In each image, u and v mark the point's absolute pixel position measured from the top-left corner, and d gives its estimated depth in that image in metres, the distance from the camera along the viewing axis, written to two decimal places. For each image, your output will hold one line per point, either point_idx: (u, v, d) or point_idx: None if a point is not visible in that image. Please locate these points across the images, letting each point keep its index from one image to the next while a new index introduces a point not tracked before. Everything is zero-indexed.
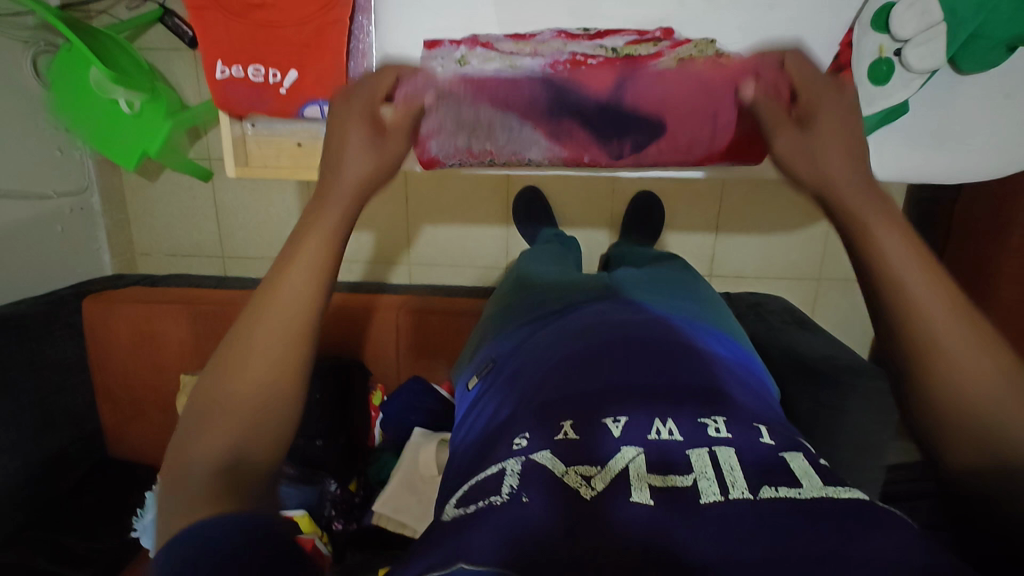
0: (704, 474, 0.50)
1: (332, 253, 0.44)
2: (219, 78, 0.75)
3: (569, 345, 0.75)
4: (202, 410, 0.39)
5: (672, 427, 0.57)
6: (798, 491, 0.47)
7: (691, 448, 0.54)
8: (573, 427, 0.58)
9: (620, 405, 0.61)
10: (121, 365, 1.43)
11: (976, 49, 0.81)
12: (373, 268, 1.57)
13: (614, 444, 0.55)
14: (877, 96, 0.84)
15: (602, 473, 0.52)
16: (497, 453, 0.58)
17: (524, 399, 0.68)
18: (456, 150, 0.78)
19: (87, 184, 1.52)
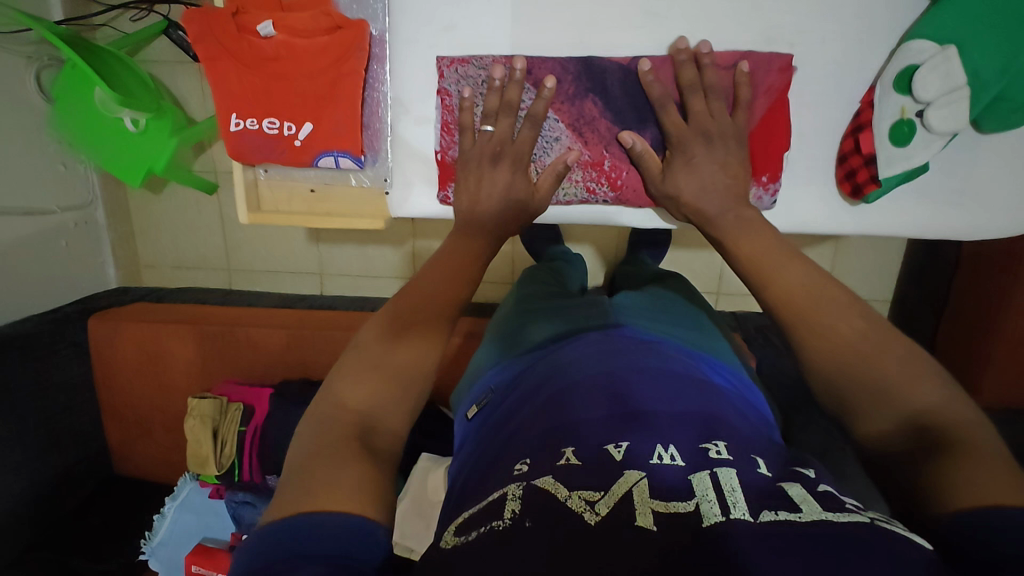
0: (706, 497, 0.46)
1: (470, 271, 0.64)
2: (233, 130, 0.74)
3: (572, 368, 0.70)
4: (360, 368, 0.54)
5: (673, 452, 0.53)
6: (800, 514, 0.44)
7: (693, 472, 0.50)
8: (575, 452, 0.54)
9: (623, 429, 0.57)
10: (127, 386, 1.45)
11: (999, 112, 0.66)
12: (376, 283, 1.57)
13: (617, 466, 0.51)
14: (897, 157, 0.68)
15: (605, 497, 0.47)
16: (496, 480, 0.54)
17: (522, 425, 0.62)
18: None
19: (92, 199, 1.53)
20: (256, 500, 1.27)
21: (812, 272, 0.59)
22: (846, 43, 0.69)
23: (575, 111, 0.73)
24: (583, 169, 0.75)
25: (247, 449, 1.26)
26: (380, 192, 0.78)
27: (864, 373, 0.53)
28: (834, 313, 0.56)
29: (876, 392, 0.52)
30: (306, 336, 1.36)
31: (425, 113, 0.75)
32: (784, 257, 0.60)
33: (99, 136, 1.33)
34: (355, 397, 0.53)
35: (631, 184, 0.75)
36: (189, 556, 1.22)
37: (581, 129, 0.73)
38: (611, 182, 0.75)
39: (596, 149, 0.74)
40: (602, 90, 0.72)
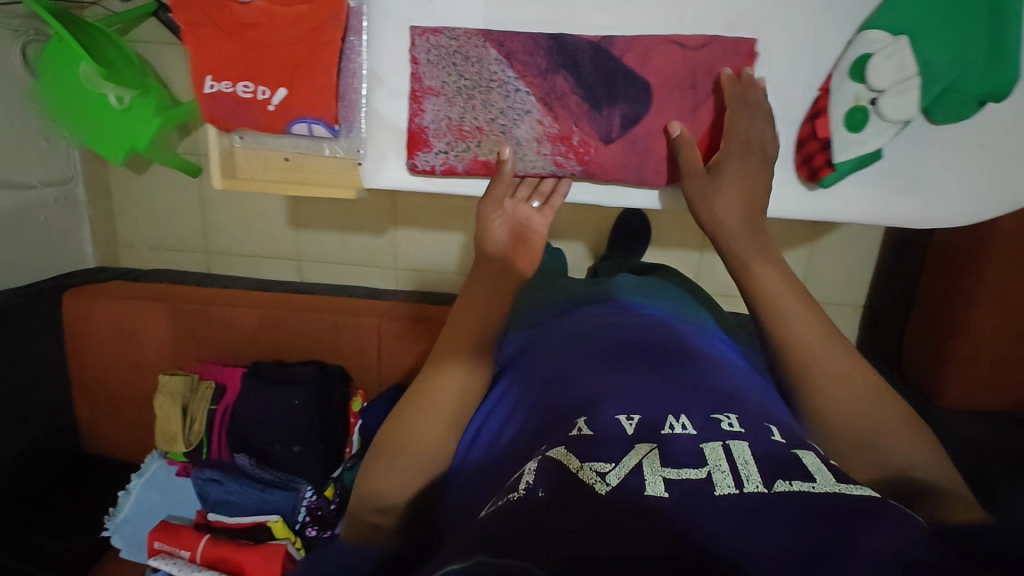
0: (719, 466, 0.45)
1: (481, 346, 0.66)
2: (208, 93, 0.75)
3: (570, 352, 0.70)
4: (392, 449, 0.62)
5: (685, 421, 0.52)
6: (812, 485, 0.42)
7: (704, 442, 0.48)
8: (588, 423, 0.53)
9: (638, 402, 0.56)
10: (100, 362, 1.44)
11: (951, 103, 0.65)
12: (355, 270, 1.58)
13: (629, 439, 0.50)
14: (851, 143, 0.68)
15: (618, 467, 0.46)
16: (516, 463, 0.53)
17: (527, 407, 0.62)
18: (446, 124, 0.74)
19: (72, 175, 1.52)
20: (222, 477, 1.26)
21: (805, 306, 0.63)
22: (826, 26, 0.67)
23: (547, 86, 0.73)
24: (551, 143, 0.74)
25: (217, 424, 1.27)
26: (353, 163, 0.78)
27: (847, 407, 0.58)
28: (826, 355, 0.61)
29: (853, 422, 0.57)
30: (280, 318, 1.37)
31: (398, 85, 0.74)
32: (773, 279, 0.64)
33: (83, 111, 1.32)
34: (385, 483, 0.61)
35: (598, 160, 0.74)
36: (152, 532, 1.21)
37: (552, 104, 0.73)
38: (578, 156, 0.74)
39: (565, 123, 0.73)
40: (574, 66, 0.72)
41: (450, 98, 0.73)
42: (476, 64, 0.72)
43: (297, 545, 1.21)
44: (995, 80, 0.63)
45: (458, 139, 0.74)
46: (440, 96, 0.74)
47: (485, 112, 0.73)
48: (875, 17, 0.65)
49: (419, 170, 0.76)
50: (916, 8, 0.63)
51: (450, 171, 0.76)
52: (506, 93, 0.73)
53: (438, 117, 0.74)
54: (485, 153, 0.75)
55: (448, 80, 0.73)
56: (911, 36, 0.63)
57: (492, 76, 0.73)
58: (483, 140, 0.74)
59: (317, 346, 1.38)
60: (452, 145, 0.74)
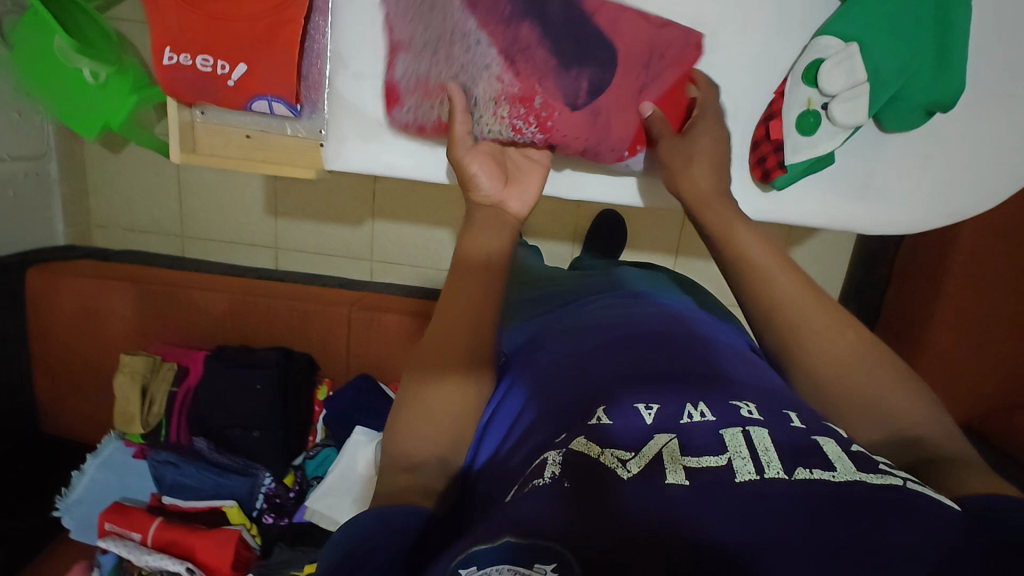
0: (738, 453, 0.40)
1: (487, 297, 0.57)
2: (166, 64, 0.74)
3: (583, 332, 0.63)
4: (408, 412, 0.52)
5: (703, 408, 0.46)
6: (834, 473, 0.38)
7: (724, 427, 0.44)
8: (607, 410, 0.48)
9: (662, 387, 0.50)
10: (62, 341, 1.42)
11: (898, 110, 0.68)
12: (331, 261, 1.55)
13: (648, 430, 0.45)
14: (802, 146, 0.68)
15: (637, 456, 0.42)
16: (531, 452, 0.47)
17: (542, 388, 0.56)
18: (412, 79, 0.71)
19: (46, 151, 1.48)
20: (179, 460, 1.24)
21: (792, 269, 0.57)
22: (780, 24, 0.69)
23: (510, 41, 0.69)
24: (511, 104, 0.69)
25: (177, 407, 1.27)
26: (315, 143, 0.78)
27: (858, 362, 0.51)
28: (823, 310, 0.54)
29: (862, 377, 0.50)
30: (248, 303, 1.35)
31: (362, 68, 0.74)
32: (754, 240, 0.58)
33: (59, 83, 1.28)
34: (411, 449, 0.51)
35: (560, 128, 0.70)
36: (103, 514, 1.20)
37: (514, 58, 0.69)
38: (538, 120, 0.70)
39: (527, 81, 0.70)
40: (540, 13, 0.69)
41: (421, 54, 0.71)
42: (442, 14, 0.69)
43: (252, 531, 1.21)
44: (940, 87, 0.65)
45: (426, 96, 0.71)
46: (411, 50, 0.71)
47: (447, 66, 0.70)
48: (828, 24, 0.66)
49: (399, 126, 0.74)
50: (865, 15, 0.64)
51: (420, 131, 0.74)
52: (474, 52, 0.70)
53: (409, 73, 0.71)
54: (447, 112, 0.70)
55: (418, 35, 0.70)
56: (861, 42, 0.64)
57: (457, 27, 0.69)
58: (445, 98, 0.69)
59: (286, 332, 1.36)
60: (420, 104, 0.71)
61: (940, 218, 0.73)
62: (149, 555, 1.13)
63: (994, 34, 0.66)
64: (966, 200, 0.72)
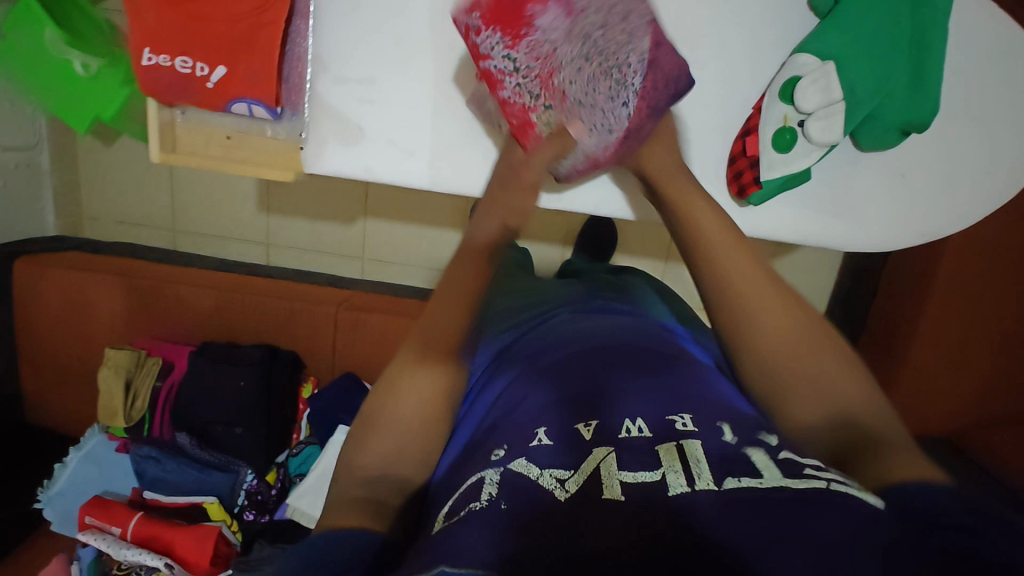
0: (672, 467, 0.42)
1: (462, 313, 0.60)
2: (145, 64, 0.74)
3: (561, 343, 0.65)
4: (366, 423, 0.55)
5: (641, 424, 0.49)
6: (761, 480, 0.39)
7: (659, 444, 0.46)
8: (547, 433, 0.49)
9: (614, 405, 0.52)
10: (47, 333, 1.42)
11: (875, 130, 0.68)
12: (322, 259, 1.55)
13: (585, 445, 0.47)
14: (778, 162, 0.68)
15: (573, 476, 0.44)
16: (471, 463, 0.50)
17: (510, 398, 0.57)
18: (544, 55, 0.65)
19: (36, 142, 1.46)
20: (160, 455, 1.24)
21: (773, 284, 0.56)
22: (758, 43, 0.69)
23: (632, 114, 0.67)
24: (588, 162, 0.70)
25: (161, 402, 1.28)
26: (294, 145, 0.78)
27: (832, 395, 0.51)
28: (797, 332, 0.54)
29: (822, 399, 0.51)
30: (234, 300, 1.36)
31: (343, 73, 0.74)
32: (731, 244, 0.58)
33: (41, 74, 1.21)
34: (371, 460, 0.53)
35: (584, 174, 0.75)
36: (84, 507, 1.20)
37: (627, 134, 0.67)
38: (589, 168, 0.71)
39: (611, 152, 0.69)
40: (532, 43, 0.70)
41: (570, 35, 0.64)
42: (624, 37, 0.64)
43: (234, 528, 1.22)
44: (918, 109, 0.65)
45: (537, 79, 0.66)
46: (568, 17, 0.64)
47: (583, 86, 0.66)
48: (806, 41, 0.66)
49: (480, 56, 0.66)
50: (843, 35, 0.64)
51: (494, 80, 0.67)
52: (613, 89, 0.66)
53: (549, 44, 0.65)
54: (540, 117, 0.68)
55: (590, 17, 0.63)
56: (838, 62, 0.64)
57: (619, 63, 0.65)
58: (555, 108, 0.67)
59: (272, 329, 1.36)
60: (530, 78, 0.66)
61: (910, 237, 0.73)
62: (128, 550, 1.13)
63: (968, 59, 0.67)
64: (938, 222, 0.72)
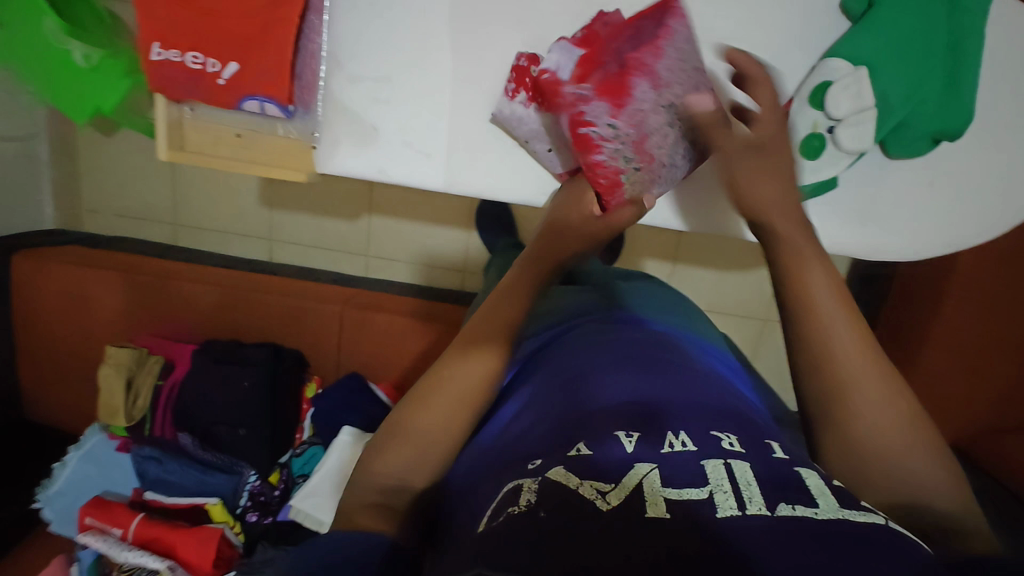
0: (720, 486, 0.40)
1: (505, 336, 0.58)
2: (155, 59, 0.71)
3: (594, 351, 0.63)
4: (390, 432, 0.55)
5: (684, 438, 0.47)
6: (816, 511, 0.38)
7: (705, 459, 0.44)
8: (586, 443, 0.47)
9: (652, 417, 0.50)
10: (45, 328, 1.39)
11: (906, 138, 0.66)
12: (326, 255, 1.52)
13: (626, 458, 0.44)
14: (806, 169, 0.67)
15: (617, 488, 0.41)
16: (505, 475, 0.48)
17: (545, 409, 0.55)
18: (638, 120, 0.63)
19: (36, 132, 1.43)
20: (162, 456, 1.24)
21: (864, 341, 0.54)
22: (788, 47, 0.67)
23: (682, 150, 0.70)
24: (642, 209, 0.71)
25: (163, 400, 1.25)
26: (307, 145, 0.76)
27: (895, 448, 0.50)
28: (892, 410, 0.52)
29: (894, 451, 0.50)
30: (239, 298, 1.33)
31: (359, 71, 0.72)
32: (830, 295, 0.55)
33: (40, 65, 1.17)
34: (387, 467, 0.54)
35: None
36: (85, 507, 1.19)
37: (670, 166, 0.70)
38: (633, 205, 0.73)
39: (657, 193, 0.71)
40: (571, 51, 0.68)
41: (659, 104, 0.63)
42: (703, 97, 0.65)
43: (235, 529, 1.20)
44: (950, 117, 0.64)
45: (634, 145, 0.64)
46: (657, 89, 0.63)
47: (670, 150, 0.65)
48: (836, 45, 0.64)
49: (581, 122, 0.63)
50: (876, 39, 0.63)
51: (589, 143, 0.64)
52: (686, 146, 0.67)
53: (644, 108, 0.63)
54: (630, 181, 0.65)
55: (675, 86, 0.63)
56: (871, 67, 0.63)
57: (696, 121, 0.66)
58: (643, 174, 0.65)
59: (277, 327, 1.34)
60: (627, 145, 0.63)
61: (939, 248, 0.71)
62: (129, 552, 1.12)
63: (1002, 67, 0.65)
64: (967, 229, 0.70)
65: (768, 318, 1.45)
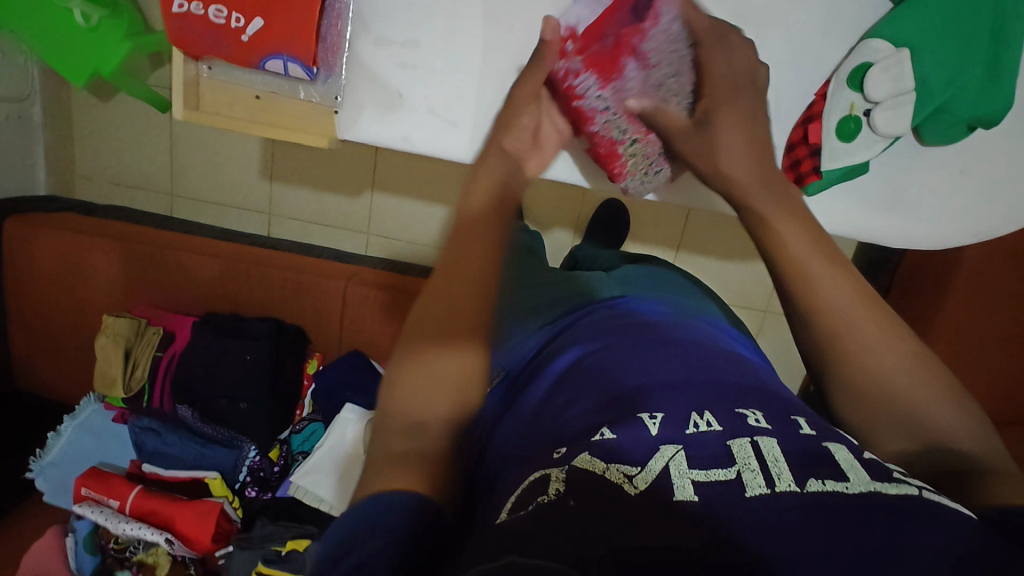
0: (748, 465, 0.37)
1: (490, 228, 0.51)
2: (174, 11, 0.68)
3: (612, 334, 0.59)
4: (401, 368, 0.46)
5: (709, 418, 0.42)
6: (846, 485, 0.35)
7: (731, 438, 0.40)
8: (611, 426, 0.43)
9: (678, 396, 0.46)
10: (39, 295, 1.36)
11: (940, 123, 0.66)
12: (327, 232, 1.49)
13: (652, 441, 0.40)
14: (840, 152, 0.67)
15: (643, 471, 0.38)
16: (530, 463, 0.43)
17: (567, 392, 0.51)
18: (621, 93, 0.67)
19: (29, 93, 1.36)
20: (160, 428, 1.24)
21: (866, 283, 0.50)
22: (827, 23, 0.66)
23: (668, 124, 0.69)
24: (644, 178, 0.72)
25: (161, 372, 1.23)
26: (328, 110, 0.74)
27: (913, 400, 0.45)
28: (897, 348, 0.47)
29: None
30: (237, 272, 1.30)
31: (385, 33, 0.70)
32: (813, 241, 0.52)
33: (34, 22, 1.08)
34: (409, 402, 0.44)
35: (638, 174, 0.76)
36: (80, 478, 1.17)
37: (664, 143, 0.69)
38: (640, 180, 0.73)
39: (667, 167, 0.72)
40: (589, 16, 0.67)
41: (648, 85, 0.66)
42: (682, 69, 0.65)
43: (235, 504, 1.20)
44: (987, 105, 0.63)
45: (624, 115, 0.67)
46: (646, 70, 0.66)
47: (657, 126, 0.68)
48: (879, 26, 0.64)
49: (574, 96, 0.65)
50: (920, 21, 0.62)
51: (587, 117, 0.66)
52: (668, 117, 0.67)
53: (632, 83, 0.67)
54: (629, 152, 0.69)
55: (662, 62, 0.65)
56: (912, 49, 0.62)
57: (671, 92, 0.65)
58: (642, 148, 0.69)
59: (275, 303, 1.31)
60: (619, 117, 0.67)
61: (965, 236, 0.71)
62: (126, 524, 1.13)
63: None
64: (994, 220, 0.70)
65: (769, 309, 1.45)
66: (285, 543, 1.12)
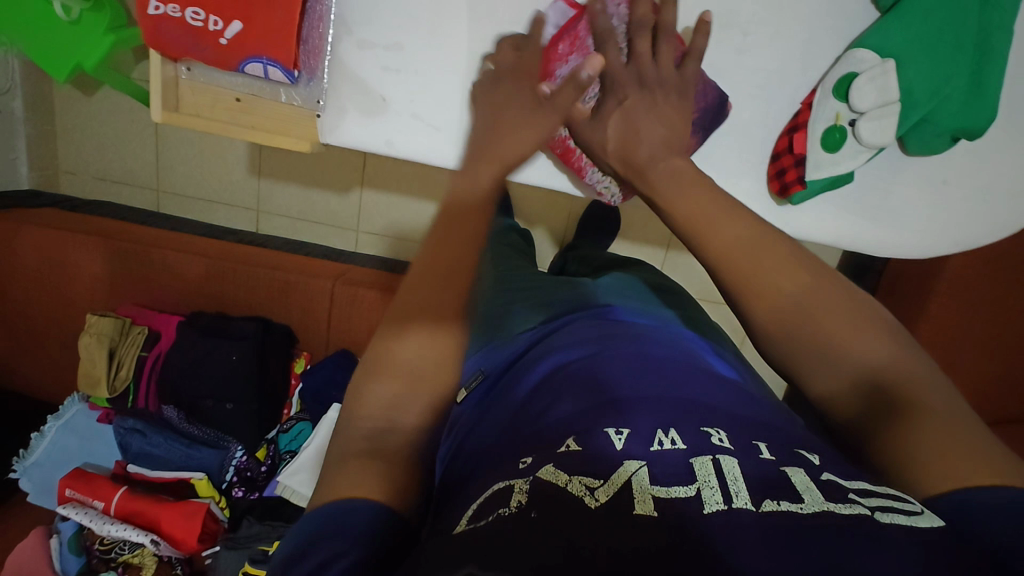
0: (707, 482, 0.35)
1: (465, 221, 0.50)
2: (151, 13, 0.67)
3: (590, 345, 0.58)
4: (373, 364, 0.45)
5: (675, 436, 0.41)
6: (802, 505, 0.33)
7: (694, 455, 0.38)
8: (576, 440, 0.42)
9: (651, 412, 0.45)
10: (23, 293, 1.34)
11: (924, 134, 0.66)
12: (315, 229, 1.47)
13: (616, 457, 0.39)
14: (825, 162, 0.67)
15: (605, 484, 0.36)
16: (491, 471, 0.42)
17: (540, 403, 0.50)
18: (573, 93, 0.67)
19: (9, 87, 1.33)
20: (145, 428, 1.23)
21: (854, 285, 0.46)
22: (812, 28, 0.65)
23: None
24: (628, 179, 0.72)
25: (147, 372, 1.23)
26: (311, 114, 0.73)
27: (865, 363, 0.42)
28: (848, 320, 0.44)
29: None
30: (224, 271, 1.28)
31: (368, 37, 0.69)
32: None
33: (9, 14, 1.04)
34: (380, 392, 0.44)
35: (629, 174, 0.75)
36: (64, 479, 1.17)
37: None
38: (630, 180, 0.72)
39: None
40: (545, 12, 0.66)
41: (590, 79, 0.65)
42: None
43: (222, 505, 1.20)
44: (969, 118, 0.63)
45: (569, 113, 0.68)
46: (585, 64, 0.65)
47: None
48: (865, 34, 0.63)
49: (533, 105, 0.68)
50: (905, 29, 0.62)
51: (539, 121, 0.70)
52: None
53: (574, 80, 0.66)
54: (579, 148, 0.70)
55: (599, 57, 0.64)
56: (898, 59, 0.62)
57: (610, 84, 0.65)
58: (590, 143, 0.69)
59: (260, 302, 1.30)
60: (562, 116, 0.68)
61: (948, 246, 0.72)
62: (111, 526, 1.13)
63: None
64: (982, 230, 0.70)
65: None
66: (271, 542, 1.12)
